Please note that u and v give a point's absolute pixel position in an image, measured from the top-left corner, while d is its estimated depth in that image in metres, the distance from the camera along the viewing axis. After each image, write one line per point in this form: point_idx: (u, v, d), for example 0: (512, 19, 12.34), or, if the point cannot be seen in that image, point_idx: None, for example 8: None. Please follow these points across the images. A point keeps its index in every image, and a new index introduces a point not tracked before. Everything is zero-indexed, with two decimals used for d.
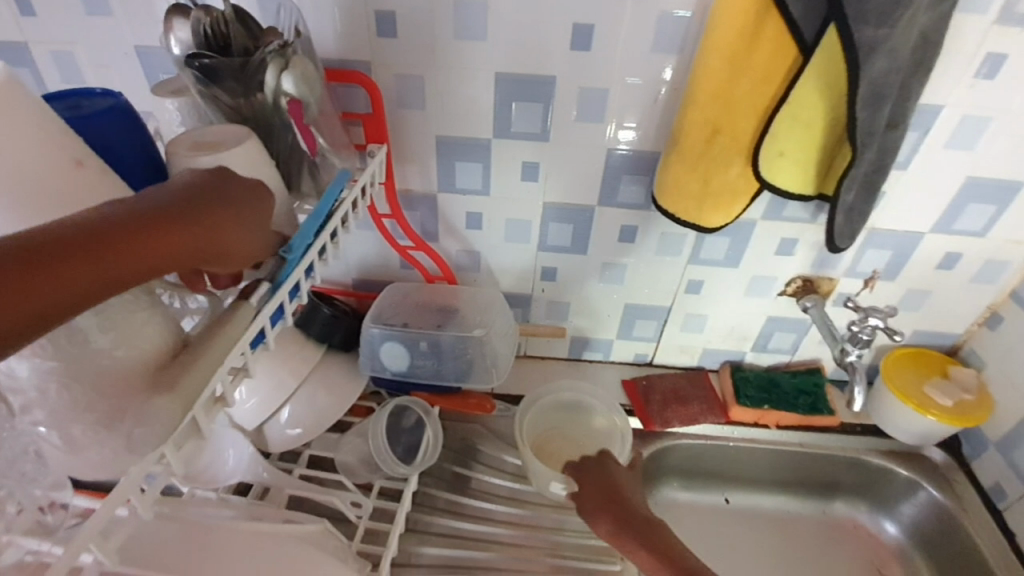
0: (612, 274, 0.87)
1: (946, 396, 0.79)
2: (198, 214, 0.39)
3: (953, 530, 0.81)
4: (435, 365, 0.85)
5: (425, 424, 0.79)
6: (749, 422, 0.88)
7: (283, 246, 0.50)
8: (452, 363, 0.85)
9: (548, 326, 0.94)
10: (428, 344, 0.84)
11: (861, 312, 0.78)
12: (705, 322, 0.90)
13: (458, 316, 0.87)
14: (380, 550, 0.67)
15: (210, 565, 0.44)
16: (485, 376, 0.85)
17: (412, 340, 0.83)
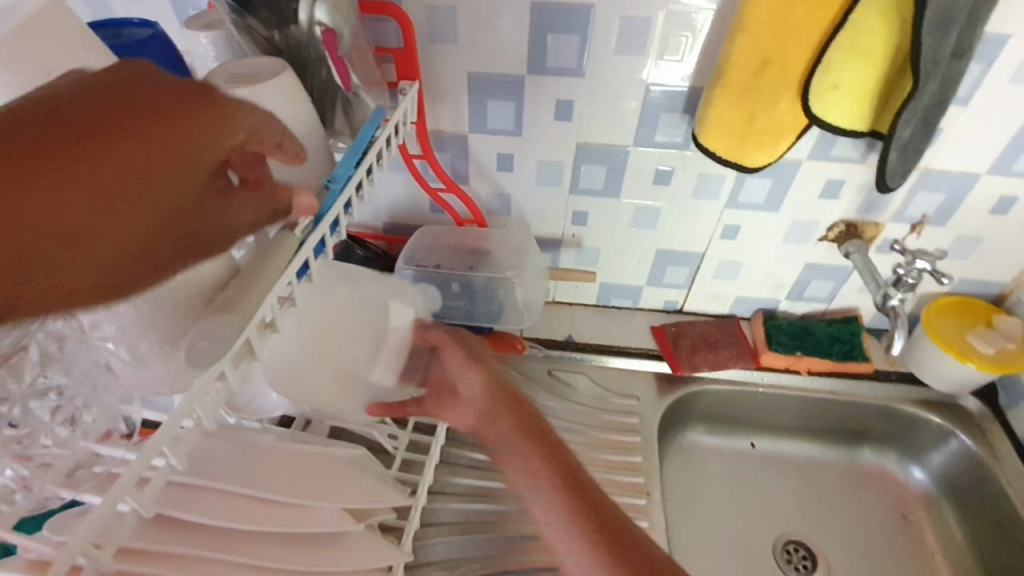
0: (645, 219, 0.85)
1: (988, 344, 0.78)
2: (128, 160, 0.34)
3: (983, 479, 0.80)
4: (467, 306, 0.89)
5: None
6: (779, 369, 0.88)
7: (326, 178, 0.52)
8: (484, 303, 0.90)
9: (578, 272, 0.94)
10: (459, 285, 0.88)
11: (908, 256, 0.75)
12: (739, 269, 0.88)
13: (489, 258, 0.88)
14: (417, 478, 0.71)
15: (264, 479, 0.48)
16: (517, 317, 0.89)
17: (444, 281, 0.87)
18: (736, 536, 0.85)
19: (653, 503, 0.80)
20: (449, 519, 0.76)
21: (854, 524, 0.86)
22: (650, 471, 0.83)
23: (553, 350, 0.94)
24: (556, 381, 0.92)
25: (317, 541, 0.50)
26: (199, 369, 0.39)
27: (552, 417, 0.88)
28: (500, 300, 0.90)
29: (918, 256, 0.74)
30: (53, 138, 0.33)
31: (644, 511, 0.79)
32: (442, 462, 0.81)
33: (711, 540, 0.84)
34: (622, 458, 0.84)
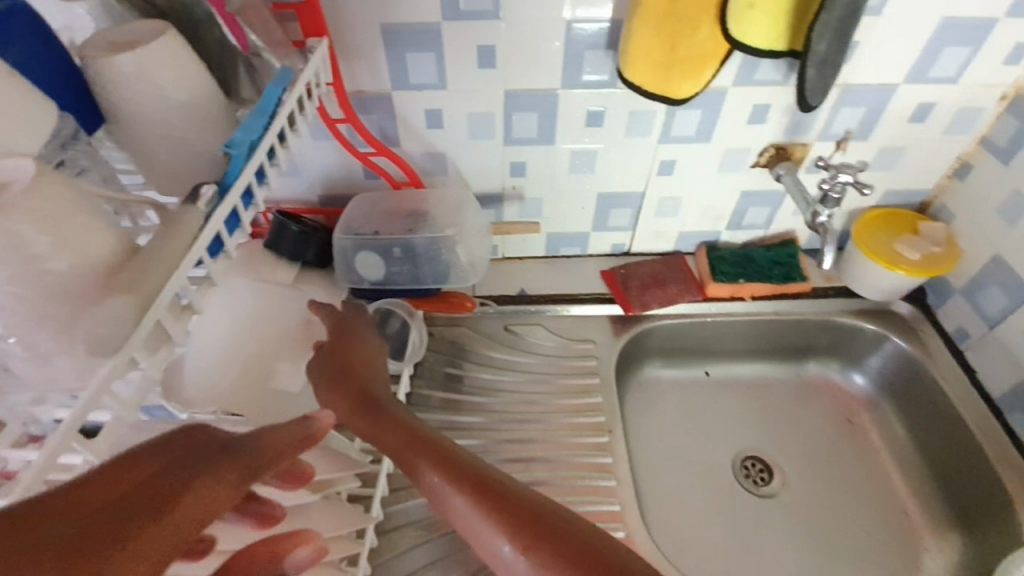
0: (582, 164, 0.85)
1: (915, 250, 0.81)
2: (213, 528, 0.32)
3: (918, 376, 0.85)
4: (411, 270, 0.85)
5: (410, 325, 0.82)
6: (725, 298, 0.92)
7: (225, 143, 0.48)
8: (428, 266, 0.86)
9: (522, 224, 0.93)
10: (401, 250, 0.84)
11: (831, 170, 0.77)
12: (679, 205, 0.90)
13: (429, 219, 0.84)
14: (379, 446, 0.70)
15: None
16: (465, 276, 0.87)
17: (384, 247, 0.82)
18: (698, 459, 0.89)
19: (615, 439, 0.83)
20: None
21: (805, 434, 0.91)
22: (610, 410, 0.86)
23: (508, 305, 0.94)
24: (514, 335, 0.93)
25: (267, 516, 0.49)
26: (105, 357, 0.37)
27: (514, 371, 0.90)
28: (446, 261, 0.86)
29: (841, 170, 0.76)
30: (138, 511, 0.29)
31: (608, 446, 0.83)
32: None
33: (675, 466, 0.88)
34: (584, 401, 0.87)
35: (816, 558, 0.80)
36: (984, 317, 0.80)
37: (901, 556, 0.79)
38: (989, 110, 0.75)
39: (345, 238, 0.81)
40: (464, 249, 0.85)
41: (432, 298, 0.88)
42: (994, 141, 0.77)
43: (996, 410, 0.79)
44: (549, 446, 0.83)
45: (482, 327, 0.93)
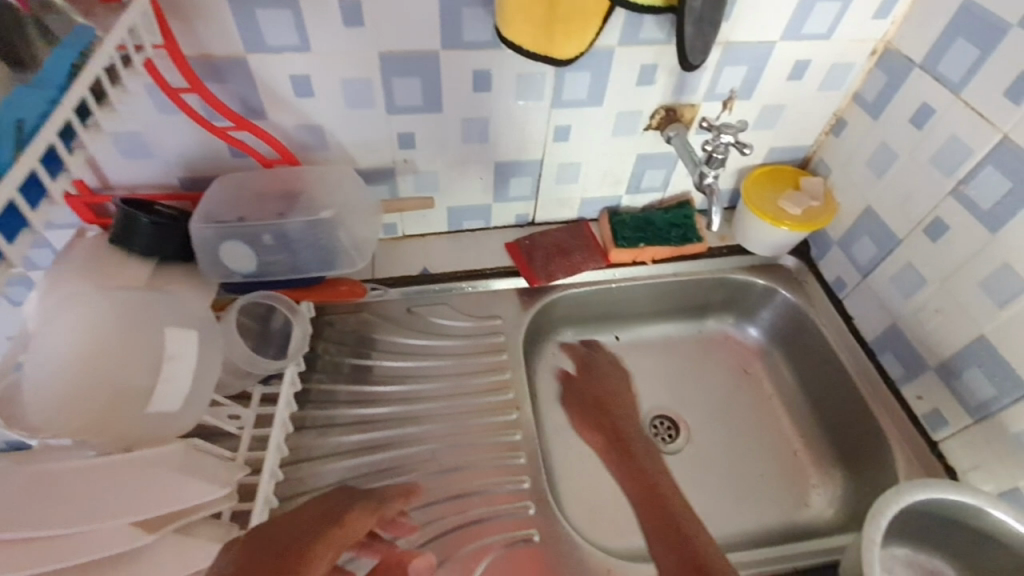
0: (474, 133, 0.80)
1: (797, 206, 0.84)
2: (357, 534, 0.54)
3: (802, 326, 0.90)
4: (290, 259, 0.77)
5: (293, 324, 0.74)
6: (626, 262, 0.93)
7: None
8: (309, 252, 0.78)
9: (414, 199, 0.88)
10: (273, 237, 0.75)
11: (714, 131, 0.76)
12: (579, 170, 0.88)
13: (304, 199, 0.76)
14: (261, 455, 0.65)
15: (55, 513, 0.42)
16: (351, 260, 0.80)
17: (252, 235, 0.73)
18: None
19: (524, 415, 0.82)
20: (331, 480, 0.75)
21: (706, 388, 0.95)
22: (519, 386, 0.85)
23: (409, 287, 0.90)
24: (421, 318, 0.89)
25: (110, 562, 0.45)
26: None
27: (420, 356, 0.87)
28: (328, 246, 0.78)
29: (723, 130, 0.75)
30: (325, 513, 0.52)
31: (517, 424, 0.82)
32: (317, 428, 0.78)
33: None
34: (491, 379, 0.85)
35: (716, 504, 0.84)
36: (857, 268, 0.84)
37: (790, 493, 0.84)
38: (859, 66, 0.78)
39: (204, 227, 0.70)
40: (349, 231, 0.78)
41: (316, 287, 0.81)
42: (864, 96, 0.80)
43: (870, 351, 0.83)
44: (459, 431, 0.81)
45: (383, 311, 0.89)
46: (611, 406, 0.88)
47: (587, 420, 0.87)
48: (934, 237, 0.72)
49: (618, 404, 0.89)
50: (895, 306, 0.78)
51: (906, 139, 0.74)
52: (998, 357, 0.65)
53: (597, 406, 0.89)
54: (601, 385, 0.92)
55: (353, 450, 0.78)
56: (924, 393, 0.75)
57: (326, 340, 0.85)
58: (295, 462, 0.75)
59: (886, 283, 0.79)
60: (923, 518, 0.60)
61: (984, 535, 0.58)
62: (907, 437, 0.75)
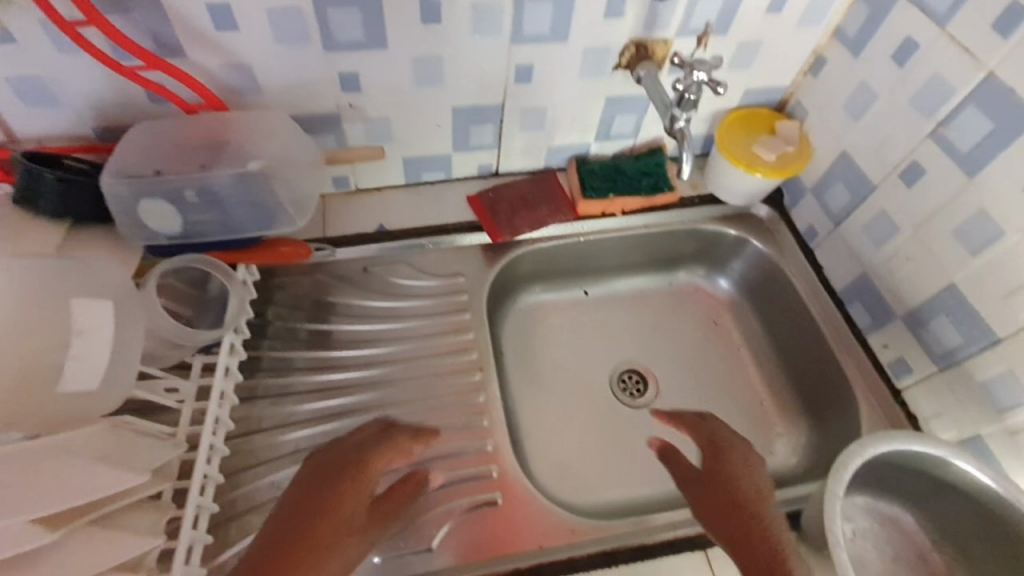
0: (427, 73, 0.72)
1: (771, 151, 0.80)
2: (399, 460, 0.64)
3: (772, 276, 0.88)
4: (219, 218, 0.70)
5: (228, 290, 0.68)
6: (596, 214, 0.89)
7: None
8: (242, 209, 0.71)
9: (361, 150, 0.80)
10: (197, 193, 0.68)
11: (686, 68, 0.70)
12: (544, 116, 0.82)
13: (230, 149, 0.69)
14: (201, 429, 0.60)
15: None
16: (293, 217, 0.73)
17: (172, 190, 0.67)
18: (576, 382, 0.90)
19: (487, 377, 0.79)
20: (287, 450, 0.71)
21: (675, 341, 0.94)
22: (483, 347, 0.81)
23: (363, 245, 0.84)
24: (380, 278, 0.84)
25: (19, 561, 0.40)
26: None
27: (379, 318, 0.82)
28: (261, 201, 0.71)
29: (696, 67, 0.70)
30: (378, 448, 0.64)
31: (480, 386, 0.78)
32: (271, 397, 0.74)
33: (554, 392, 0.88)
34: (454, 339, 0.81)
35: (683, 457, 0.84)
36: (830, 215, 0.81)
37: (755, 444, 0.84)
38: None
39: (115, 182, 0.63)
40: (291, 186, 0.71)
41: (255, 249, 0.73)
42: (845, 31, 0.74)
43: (839, 301, 0.82)
44: (421, 395, 0.77)
45: (336, 271, 0.83)
46: (741, 495, 0.60)
47: (715, 517, 0.59)
48: (909, 182, 0.69)
49: (754, 503, 0.59)
50: (866, 255, 0.76)
51: (887, 78, 0.69)
52: (966, 306, 0.64)
53: (728, 497, 0.60)
54: (735, 472, 0.62)
55: (308, 418, 0.74)
56: (890, 341, 0.74)
57: (277, 304, 0.80)
58: (246, 433, 0.71)
59: (858, 231, 0.77)
60: (890, 465, 0.61)
61: (946, 482, 0.58)
62: (872, 386, 0.75)
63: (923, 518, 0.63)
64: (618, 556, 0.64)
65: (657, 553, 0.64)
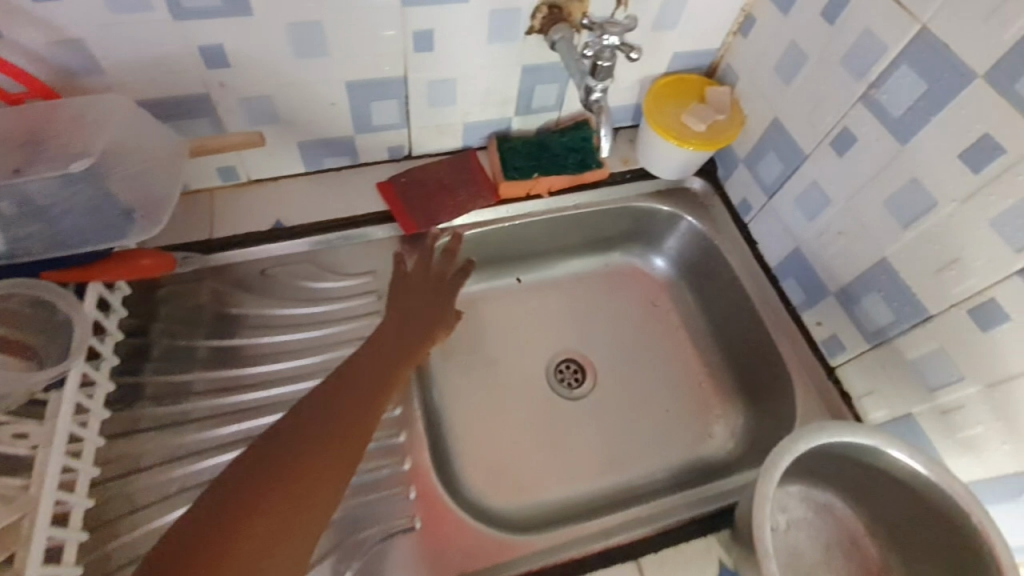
0: (308, 43, 0.62)
1: (699, 121, 0.75)
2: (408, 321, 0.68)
3: (707, 254, 0.84)
4: (48, 230, 0.58)
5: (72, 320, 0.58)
6: (521, 196, 0.81)
7: None
8: (80, 218, 0.60)
9: (237, 135, 0.70)
10: (14, 204, 0.57)
11: (596, 30, 0.62)
12: (454, 89, 0.73)
13: (62, 142, 0.58)
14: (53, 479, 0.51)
15: None
16: (142, 226, 0.62)
17: None
18: (511, 375, 0.84)
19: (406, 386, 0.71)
20: (180, 487, 0.63)
21: (613, 327, 0.89)
22: None
23: (259, 244, 0.74)
24: (283, 281, 0.74)
25: None
26: None
27: (283, 326, 0.73)
28: (103, 204, 0.60)
29: (607, 28, 0.62)
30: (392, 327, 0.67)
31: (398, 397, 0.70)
32: (158, 427, 0.65)
33: (487, 390, 0.82)
34: None
35: (621, 449, 0.80)
36: (762, 187, 0.77)
37: (691, 430, 0.81)
38: None
39: None
40: (136, 186, 0.62)
41: (108, 261, 0.62)
42: None
43: (774, 277, 0.78)
44: None
45: (230, 276, 0.73)
46: None
47: None
48: (840, 151, 0.64)
49: None
50: (798, 229, 0.73)
51: (818, 36, 0.64)
52: (898, 282, 0.61)
53: None
54: None
55: (202, 448, 0.65)
56: (823, 318, 0.72)
57: (162, 319, 0.69)
58: (126, 474, 0.62)
59: (790, 204, 0.73)
60: (827, 455, 0.59)
61: (882, 475, 0.57)
62: (807, 366, 0.73)
63: (858, 506, 0.62)
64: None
65: (591, 565, 0.61)
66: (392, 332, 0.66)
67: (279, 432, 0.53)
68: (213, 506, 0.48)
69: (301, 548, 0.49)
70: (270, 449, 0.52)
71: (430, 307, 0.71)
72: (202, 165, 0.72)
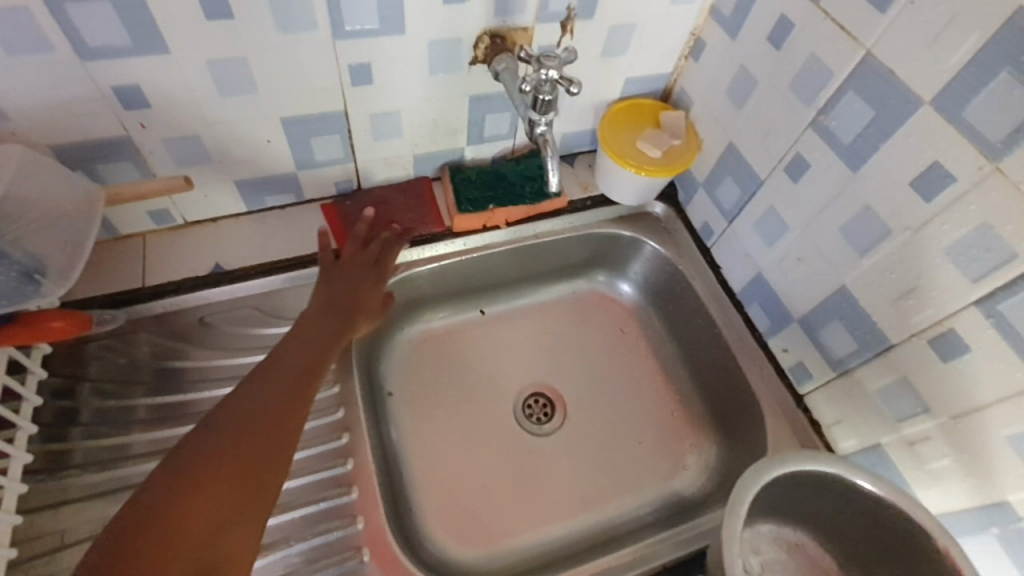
0: (230, 79, 0.58)
1: (655, 147, 0.73)
2: (329, 310, 0.64)
3: (672, 279, 0.82)
4: None
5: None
6: (478, 228, 0.78)
7: None
8: None
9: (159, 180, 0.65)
10: None
11: (534, 63, 0.59)
12: (398, 122, 0.70)
13: None
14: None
15: None
16: (49, 286, 0.58)
17: None
18: (475, 412, 0.80)
19: (357, 436, 0.67)
20: None
21: (582, 355, 0.86)
22: (354, 399, 0.69)
23: (198, 291, 0.69)
24: (228, 329, 0.70)
25: None
26: None
27: (229, 377, 0.68)
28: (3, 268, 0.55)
29: (544, 63, 0.59)
30: (311, 320, 0.63)
31: (348, 450, 0.66)
32: (88, 497, 0.59)
33: (451, 430, 0.78)
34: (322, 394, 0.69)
35: (593, 486, 0.77)
36: (722, 212, 0.75)
37: (663, 464, 0.78)
38: None
39: None
40: (43, 237, 0.57)
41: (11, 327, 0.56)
42: (720, 11, 0.67)
43: (738, 303, 0.76)
44: None
45: (169, 327, 0.68)
46: None
47: None
48: (795, 177, 0.63)
49: None
50: (759, 254, 0.71)
51: (765, 61, 0.63)
52: (859, 309, 0.59)
53: None
54: None
55: None
56: (789, 345, 0.70)
57: (92, 378, 0.64)
58: (50, 552, 0.56)
59: (750, 229, 0.71)
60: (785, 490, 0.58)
61: (838, 505, 0.56)
62: (776, 395, 0.71)
63: (826, 538, 0.60)
64: None
65: None
66: (309, 326, 0.62)
67: (196, 440, 0.50)
68: (136, 520, 0.45)
69: (246, 540, 0.47)
70: (194, 451, 0.50)
71: (361, 292, 0.67)
72: (130, 208, 0.68)
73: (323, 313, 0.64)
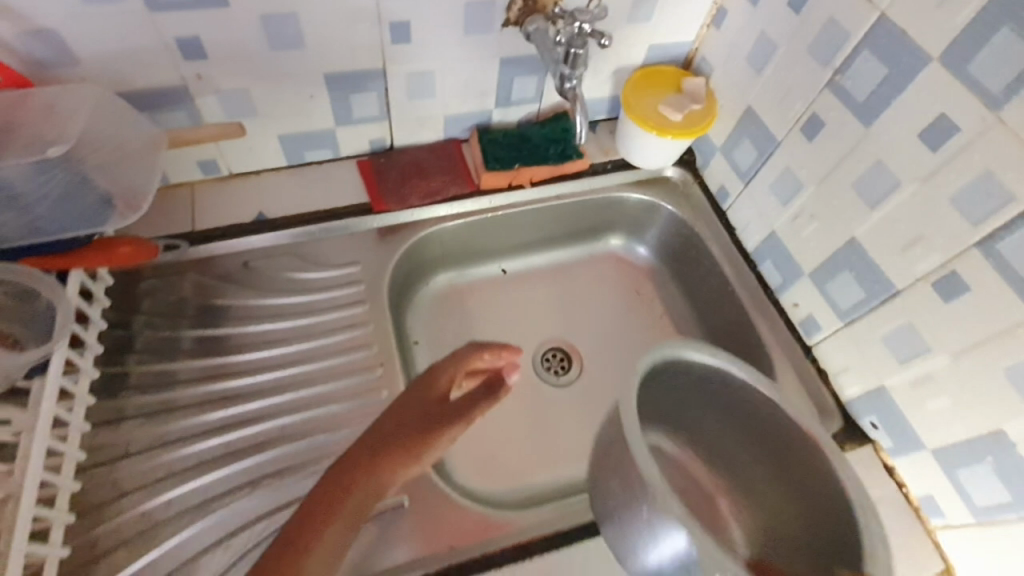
0: (281, 33, 0.62)
1: (676, 111, 0.76)
2: (420, 417, 0.56)
3: (688, 241, 0.86)
4: (24, 217, 0.57)
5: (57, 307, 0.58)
6: (504, 187, 0.82)
7: None
8: (54, 204, 0.58)
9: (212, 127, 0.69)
10: None
11: (568, 17, 0.63)
12: (432, 82, 0.74)
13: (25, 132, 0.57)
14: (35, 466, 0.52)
15: None
16: (121, 213, 0.62)
17: None
18: None
19: (390, 371, 0.72)
20: (163, 474, 0.62)
21: (598, 313, 0.90)
22: (387, 339, 0.74)
23: (242, 237, 0.74)
24: (268, 272, 0.75)
25: None
26: None
27: (270, 315, 0.73)
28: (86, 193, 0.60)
29: (577, 17, 0.63)
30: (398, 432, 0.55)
31: (381, 384, 0.71)
32: (143, 415, 0.64)
33: None
34: (356, 334, 0.74)
35: None
36: (740, 174, 0.78)
37: None
38: None
39: None
40: (114, 176, 0.62)
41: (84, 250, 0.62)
42: None
43: (751, 263, 0.80)
44: (321, 398, 0.70)
45: (215, 268, 0.73)
46: None
47: None
48: (810, 136, 0.66)
49: None
50: (773, 213, 0.74)
51: (785, 25, 0.66)
52: (867, 259, 0.63)
53: None
54: None
55: (191, 434, 0.64)
56: (799, 300, 0.73)
57: (145, 312, 0.69)
58: (113, 460, 0.61)
59: (765, 189, 0.74)
60: (684, 393, 0.68)
61: (720, 406, 0.67)
62: (785, 346, 0.74)
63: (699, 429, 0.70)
64: (531, 547, 0.62)
65: (574, 537, 0.62)
66: (394, 432, 0.55)
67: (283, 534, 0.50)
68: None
69: None
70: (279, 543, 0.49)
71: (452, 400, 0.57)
72: (182, 157, 0.73)
73: (409, 423, 0.55)
